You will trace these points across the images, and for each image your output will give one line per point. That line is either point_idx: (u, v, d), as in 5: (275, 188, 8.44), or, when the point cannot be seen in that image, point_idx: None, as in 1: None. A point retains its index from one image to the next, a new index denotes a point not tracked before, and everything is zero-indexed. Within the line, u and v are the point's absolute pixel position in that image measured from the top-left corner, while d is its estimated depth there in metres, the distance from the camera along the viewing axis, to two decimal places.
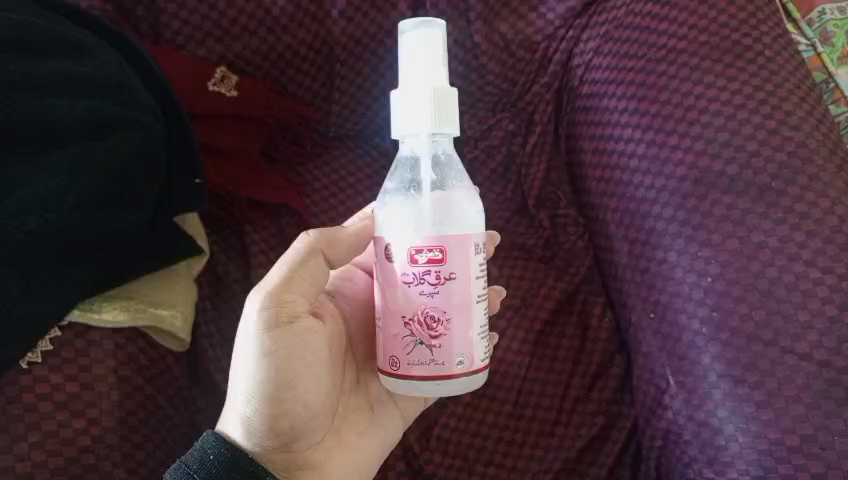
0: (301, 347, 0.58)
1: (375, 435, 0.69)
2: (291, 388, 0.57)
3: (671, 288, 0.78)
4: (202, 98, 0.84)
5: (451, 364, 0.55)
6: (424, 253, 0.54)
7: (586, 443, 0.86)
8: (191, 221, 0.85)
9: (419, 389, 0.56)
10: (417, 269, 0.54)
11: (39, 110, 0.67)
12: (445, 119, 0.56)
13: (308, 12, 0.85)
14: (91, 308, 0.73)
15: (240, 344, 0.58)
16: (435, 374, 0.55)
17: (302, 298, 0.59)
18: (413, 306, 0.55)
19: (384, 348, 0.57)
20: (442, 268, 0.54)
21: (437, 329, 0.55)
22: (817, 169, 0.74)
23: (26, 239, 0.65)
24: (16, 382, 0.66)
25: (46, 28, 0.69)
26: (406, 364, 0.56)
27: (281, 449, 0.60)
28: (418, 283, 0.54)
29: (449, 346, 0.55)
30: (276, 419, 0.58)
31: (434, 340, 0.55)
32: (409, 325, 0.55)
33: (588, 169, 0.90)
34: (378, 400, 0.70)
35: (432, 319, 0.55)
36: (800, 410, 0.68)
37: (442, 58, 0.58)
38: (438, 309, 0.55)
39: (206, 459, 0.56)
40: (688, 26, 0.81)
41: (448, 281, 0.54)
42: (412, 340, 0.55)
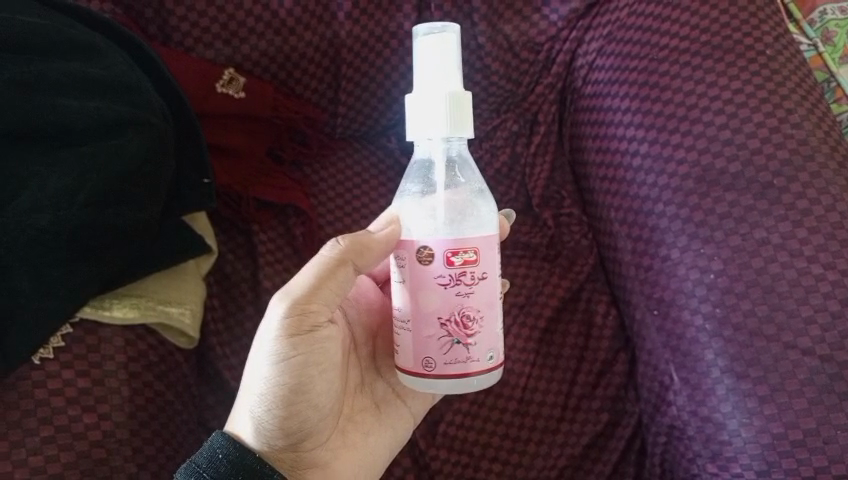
0: (318, 354, 0.59)
1: (382, 435, 0.70)
2: (304, 393, 0.58)
3: (674, 284, 0.79)
4: (210, 101, 0.86)
5: (484, 360, 0.57)
6: (460, 254, 0.55)
7: (591, 439, 0.87)
8: (200, 220, 0.85)
9: (454, 388, 0.57)
10: (452, 271, 0.55)
11: (51, 109, 0.68)
12: (460, 123, 0.58)
13: (315, 14, 0.86)
14: (102, 305, 0.74)
15: (255, 347, 0.59)
16: (470, 370, 0.57)
17: (325, 306, 0.58)
18: (449, 306, 0.55)
19: (415, 350, 0.57)
20: (476, 268, 0.55)
21: (473, 327, 0.56)
22: (819, 166, 0.75)
23: (38, 235, 0.66)
24: (29, 378, 0.67)
25: (58, 29, 0.71)
26: (442, 364, 0.56)
27: (289, 450, 0.60)
28: (455, 284, 0.55)
29: (483, 343, 0.57)
30: (286, 420, 0.59)
31: (470, 338, 0.56)
32: (446, 326, 0.56)
33: (592, 169, 0.91)
34: (384, 400, 0.72)
35: (469, 318, 0.56)
36: (803, 405, 0.69)
37: (456, 62, 0.59)
38: (473, 308, 0.56)
39: (216, 459, 0.57)
40: (691, 27, 0.82)
41: (482, 281, 0.56)
42: (450, 340, 0.56)
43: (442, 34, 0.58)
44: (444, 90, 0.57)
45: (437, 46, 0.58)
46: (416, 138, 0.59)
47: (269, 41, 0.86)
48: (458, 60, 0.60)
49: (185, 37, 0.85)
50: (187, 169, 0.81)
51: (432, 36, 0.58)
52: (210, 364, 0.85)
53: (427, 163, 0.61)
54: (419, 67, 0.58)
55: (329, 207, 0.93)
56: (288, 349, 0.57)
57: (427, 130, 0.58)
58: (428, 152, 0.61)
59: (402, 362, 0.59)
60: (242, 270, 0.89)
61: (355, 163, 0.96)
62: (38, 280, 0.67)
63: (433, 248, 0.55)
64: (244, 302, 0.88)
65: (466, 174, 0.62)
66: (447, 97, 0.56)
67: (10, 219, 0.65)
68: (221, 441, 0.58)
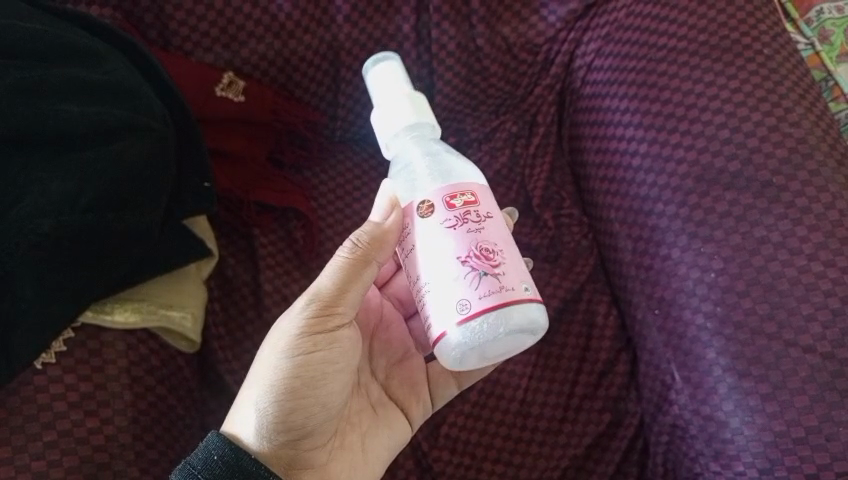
0: (336, 353, 0.60)
1: (378, 438, 0.70)
2: (317, 389, 0.60)
3: (675, 284, 0.79)
4: (209, 105, 0.86)
5: (519, 288, 0.53)
6: (458, 196, 0.55)
7: (594, 440, 0.86)
8: (201, 224, 0.86)
9: (496, 324, 0.52)
10: (457, 211, 0.54)
11: (51, 115, 0.68)
12: (421, 109, 0.62)
13: (314, 17, 0.86)
14: (104, 309, 0.74)
15: (271, 342, 0.60)
16: (508, 300, 0.53)
17: (344, 305, 0.60)
18: (465, 243, 0.53)
19: (444, 303, 0.53)
20: (479, 208, 0.55)
21: (496, 258, 0.54)
22: (817, 164, 0.75)
23: (40, 241, 0.66)
24: (31, 382, 0.67)
25: (59, 35, 0.71)
26: (477, 299, 0.52)
27: (290, 446, 0.60)
28: (462, 223, 0.54)
29: (513, 272, 0.54)
30: (292, 415, 0.59)
31: (496, 269, 0.53)
32: (468, 262, 0.53)
33: (591, 170, 0.91)
34: (380, 402, 0.72)
35: (488, 250, 0.54)
36: (805, 402, 0.69)
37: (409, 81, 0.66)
38: (489, 241, 0.54)
39: (211, 460, 0.57)
40: (688, 27, 0.82)
41: (488, 220, 0.55)
42: (477, 274, 0.53)
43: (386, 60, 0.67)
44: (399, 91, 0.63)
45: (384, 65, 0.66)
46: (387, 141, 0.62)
47: (269, 45, 0.86)
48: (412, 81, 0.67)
49: (184, 42, 0.85)
50: (187, 174, 0.81)
51: (382, 66, 0.66)
52: (212, 368, 0.85)
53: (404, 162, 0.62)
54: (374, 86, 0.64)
55: (329, 209, 0.93)
56: (303, 344, 0.59)
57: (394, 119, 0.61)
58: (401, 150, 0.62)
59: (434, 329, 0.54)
60: (243, 274, 0.89)
61: (356, 166, 0.96)
62: (40, 287, 0.66)
63: (431, 199, 0.55)
64: (245, 305, 0.88)
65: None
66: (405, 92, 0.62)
67: (11, 225, 0.65)
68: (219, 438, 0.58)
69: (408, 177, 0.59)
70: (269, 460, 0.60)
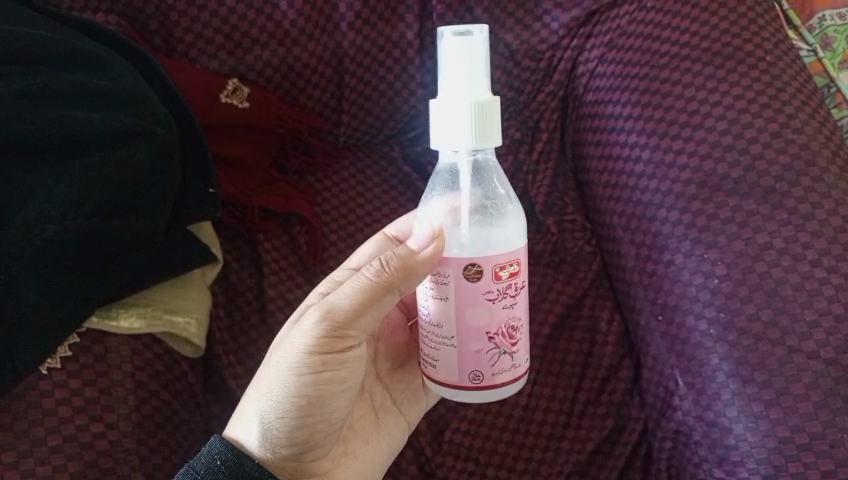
0: (345, 374, 0.60)
1: (380, 443, 0.70)
2: (323, 407, 0.59)
3: (678, 290, 0.79)
4: (214, 111, 0.87)
5: (523, 363, 0.60)
6: (507, 268, 0.55)
7: (597, 445, 0.86)
8: (206, 230, 0.86)
9: (501, 393, 0.60)
10: (501, 284, 0.56)
11: (57, 121, 0.68)
12: (488, 130, 0.56)
13: (318, 24, 0.87)
14: (109, 315, 0.75)
15: (280, 356, 0.59)
16: (514, 376, 0.60)
17: (357, 329, 0.58)
18: (497, 320, 0.57)
19: (462, 365, 0.58)
20: (517, 279, 0.57)
21: (515, 335, 0.59)
22: (820, 170, 0.75)
23: (45, 246, 0.66)
24: (36, 388, 0.68)
25: (64, 42, 0.71)
26: (491, 375, 0.58)
27: (292, 458, 0.61)
28: (502, 297, 0.56)
29: (523, 348, 0.60)
30: (297, 430, 0.59)
31: (513, 347, 0.59)
32: (494, 339, 0.57)
33: (594, 176, 0.91)
34: (382, 407, 0.72)
35: (513, 328, 0.58)
36: (809, 408, 0.69)
37: (483, 64, 0.57)
38: (516, 318, 0.58)
39: (214, 465, 0.57)
40: (690, 34, 0.83)
41: (520, 290, 0.58)
42: (497, 352, 0.58)
43: (468, 38, 0.56)
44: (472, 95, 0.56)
45: (463, 47, 0.56)
46: (441, 148, 0.57)
47: (273, 51, 0.87)
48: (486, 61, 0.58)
49: (189, 49, 0.86)
50: (191, 179, 0.81)
51: (463, 40, 0.56)
52: (216, 373, 0.85)
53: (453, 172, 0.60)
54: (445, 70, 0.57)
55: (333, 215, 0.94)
56: (314, 364, 0.58)
57: (453, 135, 0.56)
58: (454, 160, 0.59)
59: (444, 378, 0.59)
60: (247, 279, 0.89)
61: (359, 172, 0.97)
62: (44, 291, 0.67)
63: (482, 265, 0.55)
64: (249, 311, 0.88)
65: (491, 183, 0.61)
66: (475, 104, 0.55)
67: (17, 231, 0.65)
68: (222, 445, 0.59)
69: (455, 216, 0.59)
70: (271, 467, 0.60)
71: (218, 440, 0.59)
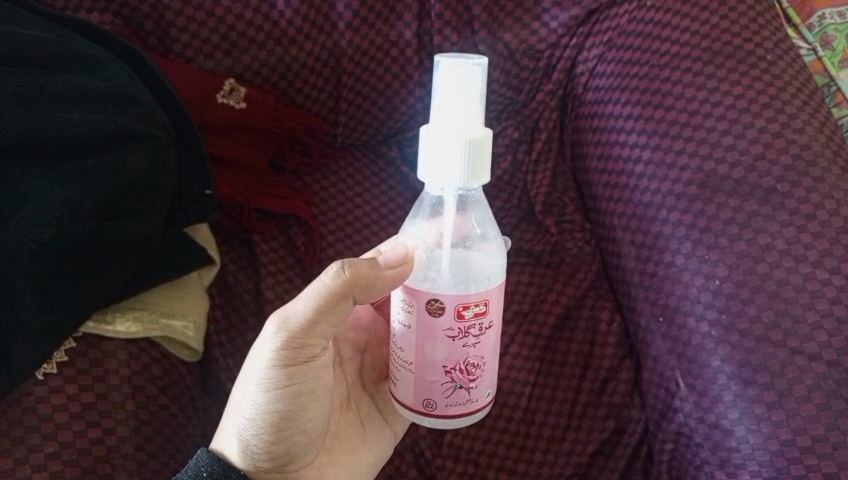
0: (310, 383, 0.59)
1: (367, 452, 0.70)
2: (294, 419, 0.59)
3: (679, 291, 0.79)
4: (211, 112, 0.86)
5: (482, 398, 0.59)
6: (471, 307, 0.54)
7: (597, 447, 0.86)
8: (203, 232, 0.85)
9: (454, 423, 0.59)
10: (462, 322, 0.54)
11: (51, 124, 0.67)
12: (476, 169, 0.55)
13: (315, 24, 0.86)
14: (105, 319, 0.74)
15: (247, 369, 0.59)
16: (469, 409, 0.59)
17: (317, 337, 0.58)
18: (455, 355, 0.56)
19: (416, 390, 0.58)
20: (485, 319, 0.55)
21: (475, 372, 0.57)
22: (822, 171, 0.75)
23: (40, 249, 0.65)
24: (32, 394, 0.67)
25: (58, 43, 0.70)
26: (443, 406, 0.58)
27: (274, 470, 0.61)
28: (462, 336, 0.55)
29: (484, 384, 0.58)
30: (275, 443, 0.59)
31: (471, 383, 0.57)
32: (450, 373, 0.56)
33: (594, 177, 0.91)
34: (369, 416, 0.72)
35: (472, 365, 0.57)
36: (811, 411, 0.68)
37: (479, 96, 0.56)
38: (477, 356, 0.57)
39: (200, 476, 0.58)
40: (690, 33, 0.82)
41: (487, 330, 0.56)
42: (452, 385, 0.57)
43: (465, 71, 0.55)
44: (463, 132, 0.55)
45: (458, 80, 0.55)
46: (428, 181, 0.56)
47: (270, 51, 0.86)
48: (483, 92, 0.56)
49: (185, 49, 0.84)
50: (189, 181, 0.80)
51: (458, 72, 0.55)
52: (213, 376, 0.84)
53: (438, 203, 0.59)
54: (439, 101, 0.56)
55: (331, 216, 0.93)
56: (278, 378, 0.58)
57: (440, 171, 0.55)
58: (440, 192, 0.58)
59: (402, 398, 0.60)
60: (245, 282, 0.89)
61: (357, 173, 0.96)
62: (41, 295, 0.66)
63: (444, 302, 0.54)
64: (247, 314, 0.87)
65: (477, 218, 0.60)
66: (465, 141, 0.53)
67: (12, 234, 0.64)
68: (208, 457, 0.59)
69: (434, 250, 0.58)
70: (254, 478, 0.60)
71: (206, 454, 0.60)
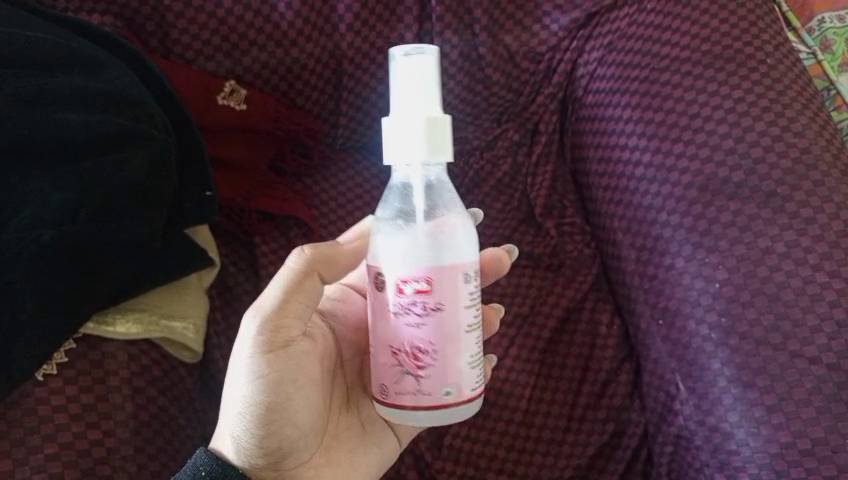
0: (293, 371, 0.59)
1: (367, 454, 0.70)
2: (282, 411, 0.59)
3: (679, 294, 0.79)
4: (211, 114, 0.86)
5: (439, 395, 0.55)
6: (410, 283, 0.54)
7: (597, 450, 0.86)
8: (204, 236, 0.85)
9: (408, 417, 0.56)
10: (404, 299, 0.55)
11: (52, 125, 0.67)
12: (439, 146, 0.56)
13: (316, 26, 0.86)
14: (106, 320, 0.74)
15: (233, 363, 0.59)
16: (421, 403, 0.56)
17: (291, 319, 0.59)
18: (401, 335, 0.55)
19: (375, 375, 0.58)
20: (429, 299, 0.54)
21: (424, 359, 0.55)
22: (822, 174, 0.75)
23: (41, 251, 0.66)
24: (32, 395, 0.67)
25: (60, 44, 0.70)
26: (394, 393, 0.56)
27: (268, 467, 0.61)
28: (405, 313, 0.55)
29: (436, 376, 0.55)
30: (265, 439, 0.59)
31: (421, 371, 0.55)
32: (396, 356, 0.56)
33: (594, 179, 0.91)
34: (371, 419, 0.71)
35: (420, 350, 0.55)
36: (811, 414, 0.69)
37: (436, 79, 0.58)
38: (425, 341, 0.55)
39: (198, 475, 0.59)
40: (690, 36, 0.83)
41: (436, 312, 0.54)
42: (400, 370, 0.56)
43: (419, 55, 0.57)
44: (422, 112, 0.56)
45: (414, 65, 0.57)
46: (394, 164, 0.57)
47: (270, 53, 0.86)
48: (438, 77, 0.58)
49: (185, 50, 0.84)
50: (190, 183, 0.80)
51: (412, 57, 0.57)
52: (213, 378, 0.84)
53: (405, 189, 0.58)
54: (396, 86, 0.57)
55: (331, 218, 0.93)
56: (260, 366, 0.58)
57: (404, 151, 0.56)
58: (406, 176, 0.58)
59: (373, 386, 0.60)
60: (245, 283, 0.89)
61: (357, 175, 0.95)
62: (41, 297, 0.66)
63: (387, 275, 0.55)
64: None
65: (444, 200, 0.59)
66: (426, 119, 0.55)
67: (13, 235, 0.65)
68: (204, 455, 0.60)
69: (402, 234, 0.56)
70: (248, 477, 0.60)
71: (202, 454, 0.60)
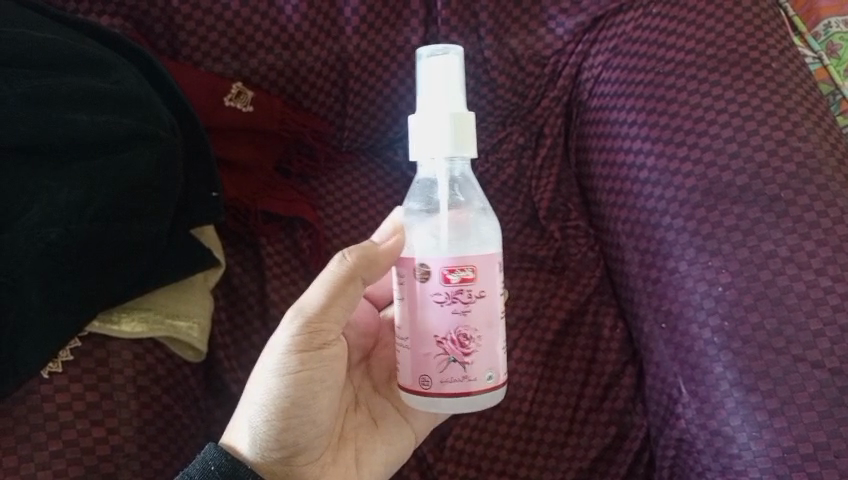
0: (322, 370, 0.60)
1: (376, 452, 0.70)
2: (305, 407, 0.60)
3: (681, 297, 0.79)
4: (218, 115, 0.87)
5: (481, 379, 0.57)
6: (457, 272, 0.55)
7: (599, 453, 0.86)
8: (209, 235, 0.85)
9: (452, 405, 0.58)
10: (449, 288, 0.56)
11: (60, 125, 0.68)
12: (464, 142, 0.58)
13: (322, 29, 0.87)
14: (111, 319, 0.74)
15: (263, 357, 0.61)
16: (468, 389, 0.57)
17: (329, 321, 0.60)
18: (447, 324, 0.56)
19: (413, 368, 0.58)
20: (474, 287, 0.56)
21: (470, 345, 0.57)
22: (826, 179, 0.75)
23: (48, 249, 0.66)
24: (38, 392, 0.67)
25: (68, 45, 0.71)
26: (439, 382, 0.57)
27: (281, 461, 0.61)
28: (451, 301, 0.56)
29: (480, 361, 0.57)
30: (283, 432, 0.60)
31: (466, 357, 0.57)
32: (442, 344, 0.56)
33: (598, 182, 0.91)
34: (380, 418, 0.72)
35: (465, 337, 0.56)
36: (813, 418, 0.68)
37: (460, 81, 0.61)
38: (470, 327, 0.56)
39: (208, 470, 0.58)
40: (696, 40, 0.83)
41: (479, 299, 0.56)
42: (446, 358, 0.57)
43: (446, 58, 0.60)
44: (448, 109, 0.59)
45: (440, 67, 0.59)
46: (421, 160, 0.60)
47: (277, 55, 0.87)
48: (462, 79, 0.61)
49: (193, 52, 0.85)
50: (195, 183, 0.81)
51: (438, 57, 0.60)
52: (218, 377, 0.85)
53: (431, 183, 0.62)
54: (423, 86, 0.60)
55: (337, 219, 0.93)
56: (292, 363, 0.59)
57: (431, 147, 0.58)
58: (431, 171, 0.61)
59: (402, 380, 0.60)
60: (250, 283, 0.89)
61: (362, 177, 0.96)
62: (48, 296, 0.67)
63: (431, 267, 0.56)
64: (251, 315, 0.88)
65: (468, 194, 0.62)
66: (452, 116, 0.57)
67: (19, 234, 0.66)
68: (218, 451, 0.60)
69: (431, 228, 0.59)
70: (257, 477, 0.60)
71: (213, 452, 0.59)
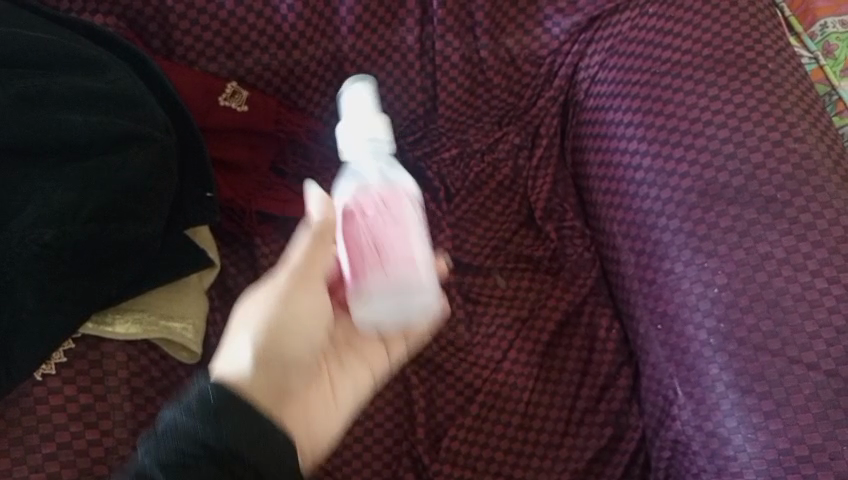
0: (316, 302, 0.56)
1: (344, 390, 0.62)
2: (296, 331, 0.55)
3: (677, 298, 0.79)
4: (212, 115, 0.86)
5: (396, 256, 0.56)
6: (362, 195, 0.58)
7: (595, 454, 0.85)
8: (202, 234, 0.84)
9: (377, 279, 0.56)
10: (358, 207, 0.58)
11: (55, 126, 0.68)
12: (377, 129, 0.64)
13: (318, 28, 0.86)
14: (104, 321, 0.74)
15: (263, 288, 0.56)
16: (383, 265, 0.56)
17: (321, 268, 0.57)
18: (356, 233, 0.57)
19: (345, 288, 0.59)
20: (379, 199, 0.58)
21: (382, 249, 0.56)
22: (822, 180, 0.75)
23: (42, 251, 0.65)
24: (31, 394, 0.67)
25: (62, 44, 0.71)
26: (358, 272, 0.56)
27: (274, 387, 0.52)
28: (359, 211, 0.58)
29: (394, 254, 0.56)
30: (266, 356, 0.53)
31: (381, 256, 0.56)
32: (357, 244, 0.56)
33: (593, 182, 0.91)
34: (350, 350, 0.63)
35: (376, 244, 0.56)
36: (809, 420, 0.68)
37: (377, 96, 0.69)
38: (381, 236, 0.57)
39: (174, 432, 0.46)
40: (692, 40, 0.83)
41: (386, 214, 0.57)
42: (362, 251, 0.56)
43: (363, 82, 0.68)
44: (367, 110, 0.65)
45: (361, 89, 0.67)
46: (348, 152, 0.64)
47: (273, 55, 0.87)
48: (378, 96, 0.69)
49: (188, 51, 0.85)
50: (190, 184, 0.80)
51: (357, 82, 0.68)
52: None
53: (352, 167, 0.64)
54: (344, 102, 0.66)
55: None
56: (291, 292, 0.55)
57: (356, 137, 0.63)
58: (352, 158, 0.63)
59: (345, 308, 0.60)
60: (245, 284, 0.89)
61: None
62: (43, 296, 0.66)
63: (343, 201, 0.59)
64: None
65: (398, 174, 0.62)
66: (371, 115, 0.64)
67: (13, 234, 0.64)
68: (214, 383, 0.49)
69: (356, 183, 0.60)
70: (237, 413, 0.47)
71: (153, 443, 0.46)
